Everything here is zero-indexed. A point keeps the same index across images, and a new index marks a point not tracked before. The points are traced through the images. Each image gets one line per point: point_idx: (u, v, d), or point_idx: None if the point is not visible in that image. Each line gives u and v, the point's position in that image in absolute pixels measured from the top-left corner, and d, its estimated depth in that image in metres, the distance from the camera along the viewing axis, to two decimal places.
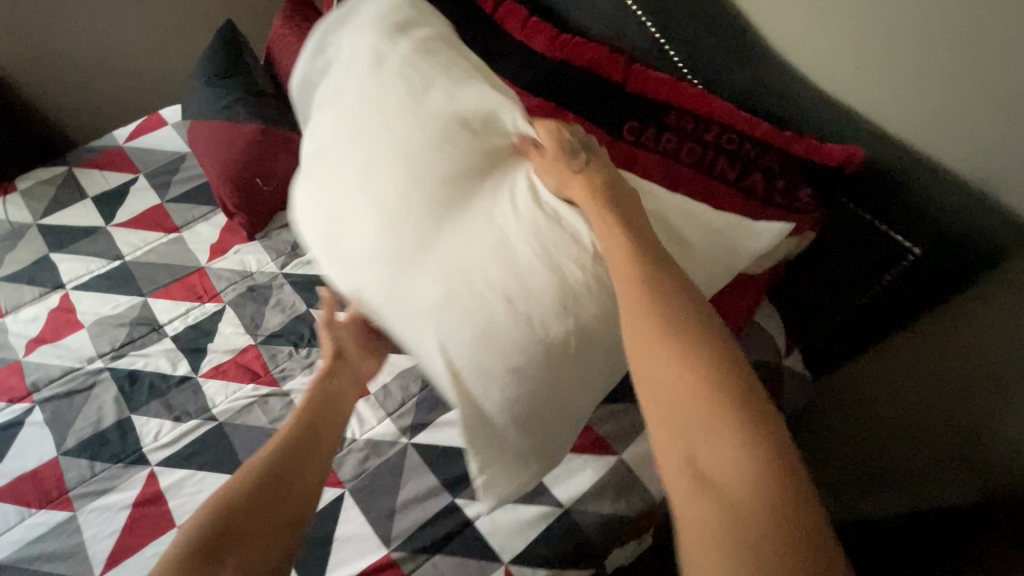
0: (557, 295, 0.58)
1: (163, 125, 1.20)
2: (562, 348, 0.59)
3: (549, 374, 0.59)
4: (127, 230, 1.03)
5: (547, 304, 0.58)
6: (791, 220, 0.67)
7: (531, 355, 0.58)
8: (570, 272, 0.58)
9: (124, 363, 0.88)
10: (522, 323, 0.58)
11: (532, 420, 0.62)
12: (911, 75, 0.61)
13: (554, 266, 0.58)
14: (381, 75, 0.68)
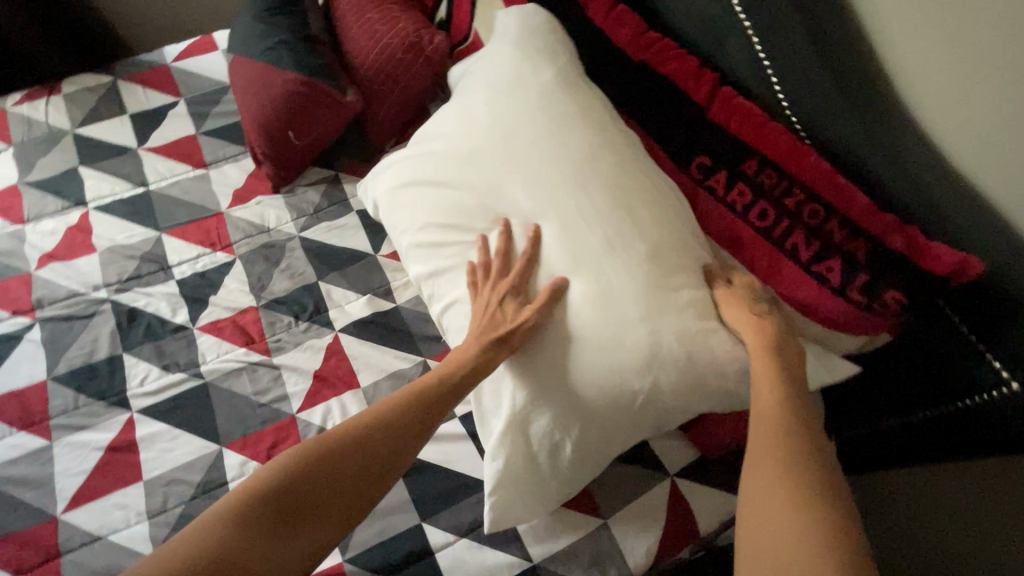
0: (611, 354, 0.57)
1: (213, 48, 1.14)
2: (605, 408, 0.58)
3: (589, 424, 0.59)
4: (157, 156, 1.00)
5: (596, 363, 0.57)
6: (861, 322, 0.56)
7: (579, 403, 0.58)
8: (622, 336, 0.56)
9: (127, 298, 0.86)
10: (578, 375, 0.58)
11: (574, 471, 0.61)
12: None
13: (619, 328, 0.57)
14: (501, 94, 0.68)
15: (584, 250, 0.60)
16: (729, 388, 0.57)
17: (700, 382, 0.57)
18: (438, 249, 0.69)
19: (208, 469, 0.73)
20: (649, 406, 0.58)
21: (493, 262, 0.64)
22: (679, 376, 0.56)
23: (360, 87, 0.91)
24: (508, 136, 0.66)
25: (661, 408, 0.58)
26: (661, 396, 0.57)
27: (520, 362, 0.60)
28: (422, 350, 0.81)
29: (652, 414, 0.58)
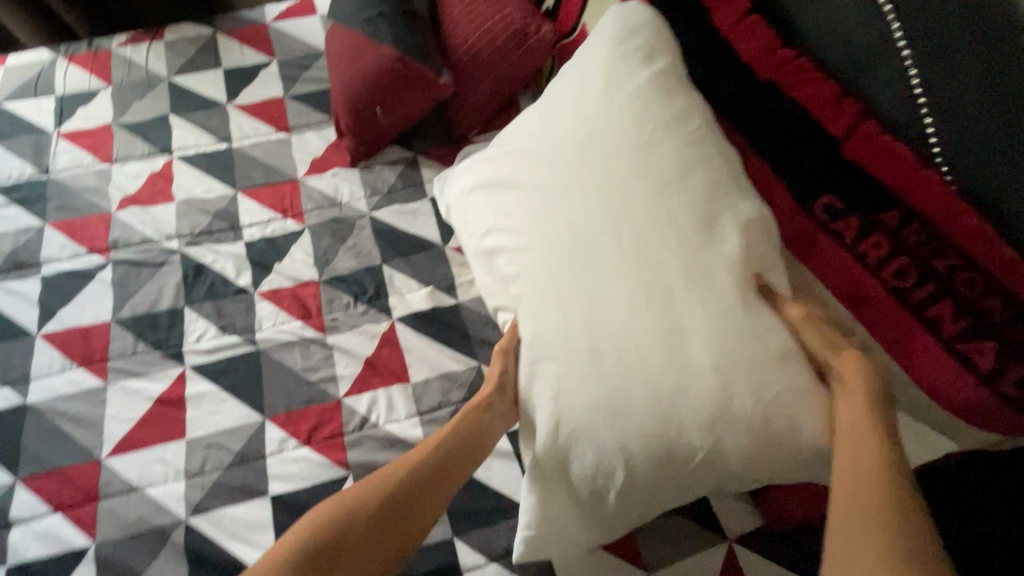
0: (685, 407, 0.48)
1: (312, 13, 1.13)
2: (666, 464, 0.49)
3: (642, 479, 0.50)
4: (243, 115, 0.99)
5: (666, 412, 0.48)
6: (1007, 421, 0.46)
7: (637, 451, 0.49)
8: (698, 387, 0.48)
9: (196, 253, 0.86)
10: (641, 422, 0.49)
11: (611, 518, 0.54)
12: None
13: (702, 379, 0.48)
14: (597, 94, 0.60)
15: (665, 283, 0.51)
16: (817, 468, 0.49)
17: (783, 452, 0.48)
18: (501, 249, 0.62)
19: (249, 440, 0.72)
20: (719, 471, 0.49)
21: (558, 272, 0.55)
22: (758, 444, 0.48)
23: (454, 71, 0.87)
24: (602, 139, 0.58)
25: (729, 474, 0.50)
26: (732, 462, 0.49)
27: (569, 395, 0.51)
28: (478, 354, 0.77)
29: (719, 477, 0.50)
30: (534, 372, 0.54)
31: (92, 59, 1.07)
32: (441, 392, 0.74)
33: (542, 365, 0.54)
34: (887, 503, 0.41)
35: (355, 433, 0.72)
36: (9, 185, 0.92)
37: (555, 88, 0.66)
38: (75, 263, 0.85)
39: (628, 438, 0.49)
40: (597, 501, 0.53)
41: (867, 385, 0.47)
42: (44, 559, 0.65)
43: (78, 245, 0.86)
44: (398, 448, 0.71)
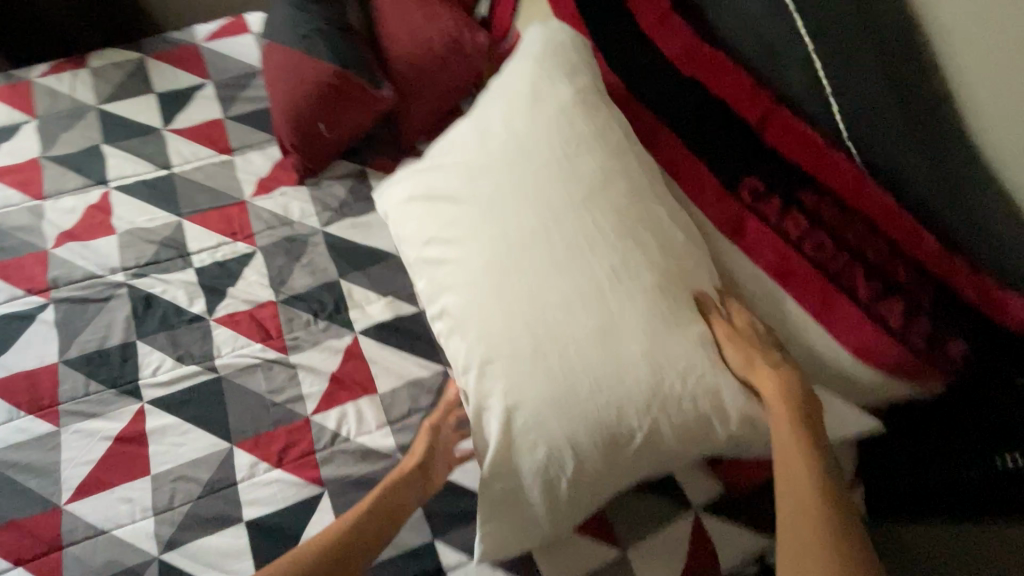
0: (632, 392, 0.51)
1: (245, 31, 1.11)
2: (617, 448, 0.52)
3: (596, 463, 0.53)
4: (181, 139, 0.97)
5: (615, 398, 0.51)
6: (913, 372, 0.53)
7: (590, 437, 0.52)
8: (639, 372, 0.51)
9: (144, 284, 0.84)
10: (590, 410, 0.51)
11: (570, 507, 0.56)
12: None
13: (644, 365, 0.51)
14: (532, 101, 0.63)
15: (603, 276, 0.54)
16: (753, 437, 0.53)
17: (722, 425, 0.52)
18: (444, 254, 0.62)
19: (217, 468, 0.71)
20: (666, 448, 0.52)
21: (500, 274, 0.57)
22: (697, 418, 0.51)
23: (395, 82, 0.88)
24: (538, 145, 0.60)
25: (675, 452, 0.53)
26: (676, 438, 0.52)
27: (521, 390, 0.54)
28: (443, 358, 0.78)
29: (667, 454, 0.53)
30: (485, 371, 0.56)
31: (11, 91, 1.02)
32: (409, 399, 0.75)
33: (493, 364, 0.55)
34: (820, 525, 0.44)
35: (327, 449, 0.73)
36: None
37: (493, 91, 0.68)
38: (13, 306, 0.81)
39: (577, 425, 0.52)
40: (552, 491, 0.55)
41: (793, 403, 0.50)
42: None
43: (14, 287, 0.83)
44: (371, 459, 0.72)
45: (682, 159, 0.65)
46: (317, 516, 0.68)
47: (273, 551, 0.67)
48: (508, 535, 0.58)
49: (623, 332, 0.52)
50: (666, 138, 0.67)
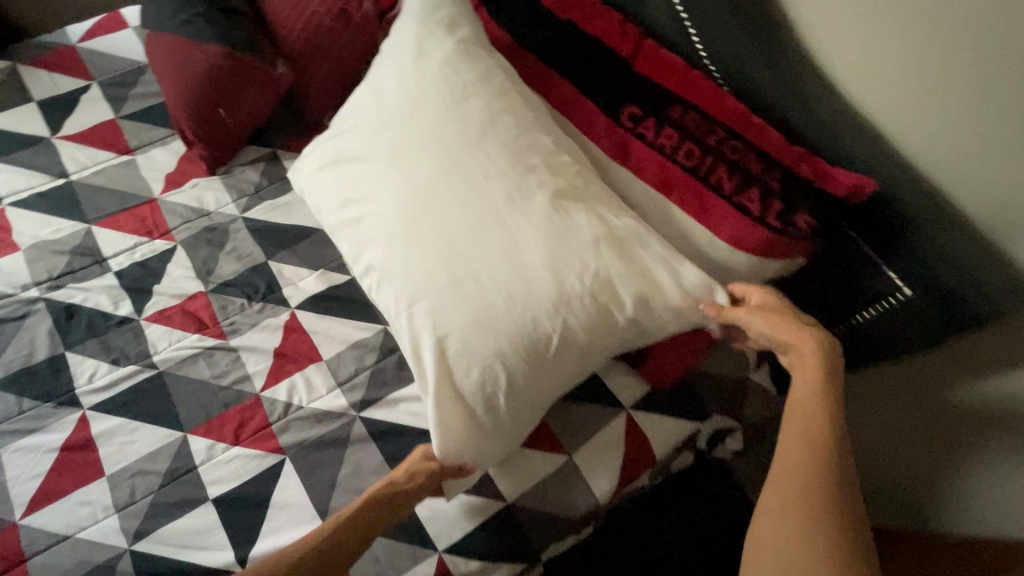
0: (544, 302, 0.57)
1: (123, 26, 1.07)
2: (539, 355, 0.58)
3: (523, 371, 0.59)
4: (74, 145, 0.94)
5: (530, 310, 0.57)
6: (779, 249, 0.61)
7: (515, 350, 0.58)
8: (546, 283, 0.57)
9: (62, 296, 0.82)
10: (510, 325, 0.58)
11: (509, 420, 0.62)
12: (963, 111, 0.55)
13: (550, 277, 0.58)
14: (420, 56, 0.67)
15: (505, 205, 0.60)
16: (656, 328, 0.61)
17: (624, 318, 0.59)
18: (361, 214, 0.66)
19: (175, 457, 0.73)
20: (582, 347, 0.59)
21: (416, 219, 0.62)
22: (602, 315, 0.58)
23: (290, 60, 0.88)
24: (431, 96, 0.65)
25: (589, 350, 0.60)
26: (586, 337, 0.59)
27: (447, 319, 0.59)
28: (381, 318, 0.82)
29: (584, 354, 0.60)
30: (414, 310, 0.61)
31: None
32: (355, 360, 0.79)
33: (420, 302, 0.60)
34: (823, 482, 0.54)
35: (282, 420, 0.75)
36: None
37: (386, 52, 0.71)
38: None
39: (500, 340, 0.58)
40: (489, 406, 0.60)
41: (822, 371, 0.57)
42: None
43: None
44: (327, 420, 0.75)
45: (568, 96, 0.71)
46: (282, 481, 0.72)
47: (244, 521, 0.69)
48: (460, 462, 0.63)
49: (530, 250, 0.58)
50: (552, 78, 0.72)
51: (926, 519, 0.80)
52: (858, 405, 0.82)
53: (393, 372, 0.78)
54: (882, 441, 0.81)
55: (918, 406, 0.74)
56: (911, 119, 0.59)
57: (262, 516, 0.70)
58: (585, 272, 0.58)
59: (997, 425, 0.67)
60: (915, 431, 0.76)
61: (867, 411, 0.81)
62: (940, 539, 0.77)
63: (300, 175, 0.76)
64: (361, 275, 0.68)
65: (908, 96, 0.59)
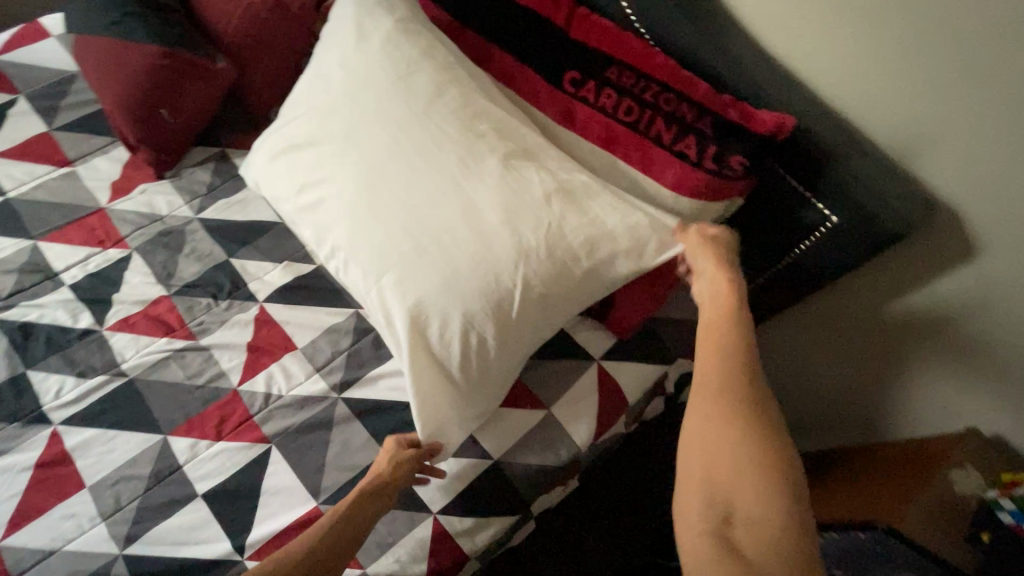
0: (507, 259, 0.61)
1: (44, 37, 1.03)
2: (509, 311, 0.61)
3: (495, 328, 0.62)
4: (7, 162, 0.90)
5: (495, 268, 0.61)
6: (718, 189, 0.66)
7: (484, 308, 0.61)
8: (508, 241, 0.61)
9: (15, 315, 0.79)
10: (477, 285, 0.60)
11: (485, 379, 0.65)
12: (869, 45, 0.61)
13: (511, 235, 0.61)
14: (361, 37, 0.69)
15: (460, 171, 0.63)
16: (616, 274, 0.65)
17: (583, 267, 0.63)
18: (320, 197, 0.67)
19: (157, 459, 0.73)
20: (547, 299, 0.63)
21: (375, 195, 0.64)
22: (563, 265, 0.62)
23: (231, 55, 0.88)
24: (378, 75, 0.67)
25: (554, 302, 0.64)
26: (550, 288, 0.62)
27: (416, 285, 0.61)
28: (352, 303, 0.84)
29: (550, 306, 0.64)
30: (382, 283, 0.63)
31: None
32: (330, 344, 0.80)
33: (388, 273, 0.62)
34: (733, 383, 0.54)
35: (263, 410, 0.76)
36: None
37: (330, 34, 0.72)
38: None
39: (469, 300, 0.60)
40: (465, 365, 0.63)
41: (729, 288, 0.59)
42: None
43: None
44: (309, 405, 0.76)
45: (512, 69, 0.74)
46: (271, 468, 0.73)
47: (237, 512, 0.70)
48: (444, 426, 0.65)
49: (488, 211, 0.61)
50: (494, 54, 0.76)
51: (879, 432, 0.87)
52: (805, 335, 0.89)
53: (370, 352, 0.80)
54: (831, 366, 0.89)
55: (856, 327, 0.81)
56: (823, 59, 0.65)
57: (255, 504, 0.71)
58: (544, 227, 0.61)
59: (923, 331, 0.74)
60: (856, 352, 0.84)
61: (814, 338, 0.88)
62: (897, 445, 0.83)
63: (253, 168, 0.76)
64: (327, 258, 0.69)
65: (825, 45, 0.64)
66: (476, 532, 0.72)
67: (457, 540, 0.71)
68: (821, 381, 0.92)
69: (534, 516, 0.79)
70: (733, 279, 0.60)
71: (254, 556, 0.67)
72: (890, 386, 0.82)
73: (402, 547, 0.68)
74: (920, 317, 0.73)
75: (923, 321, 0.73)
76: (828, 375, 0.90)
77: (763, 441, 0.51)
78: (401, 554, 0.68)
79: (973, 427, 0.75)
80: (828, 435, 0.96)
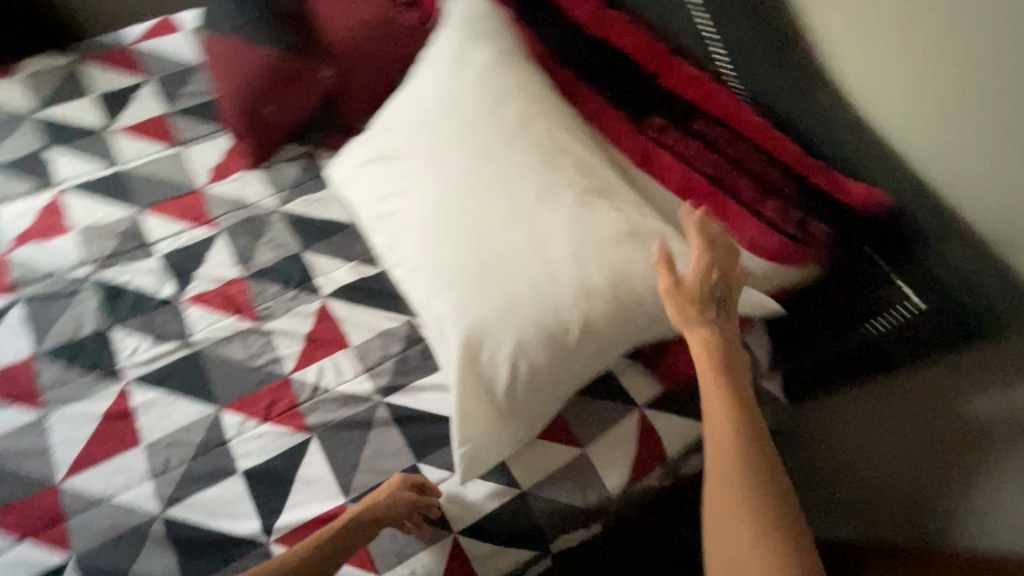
0: (569, 293, 0.61)
1: (178, 29, 1.14)
2: (564, 344, 0.62)
3: (548, 360, 0.62)
4: (128, 136, 1.00)
5: (555, 301, 0.61)
6: (792, 253, 0.66)
7: (539, 339, 0.61)
8: (572, 275, 0.61)
9: (110, 275, 0.87)
10: (535, 314, 0.61)
11: (526, 409, 0.65)
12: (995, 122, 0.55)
13: (577, 270, 0.61)
14: (460, 62, 0.72)
15: (536, 200, 0.64)
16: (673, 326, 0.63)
17: (644, 312, 0.63)
18: (398, 207, 0.71)
19: (207, 430, 0.77)
20: (602, 339, 0.63)
21: (450, 212, 0.66)
22: (624, 308, 0.62)
23: (333, 63, 0.93)
24: (471, 99, 0.70)
25: (608, 343, 0.63)
26: (607, 328, 0.62)
27: (476, 306, 0.63)
28: (408, 310, 0.86)
29: (603, 347, 0.64)
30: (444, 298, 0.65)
31: None
32: (382, 347, 0.83)
33: (451, 290, 0.64)
34: (738, 457, 0.55)
35: (309, 401, 0.79)
36: None
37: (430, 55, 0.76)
38: None
39: (525, 328, 0.61)
40: (512, 392, 0.63)
41: (716, 352, 0.59)
42: None
43: None
44: (352, 402, 0.79)
45: (597, 106, 0.75)
46: (307, 458, 0.75)
47: (270, 495, 0.73)
48: (482, 454, 0.65)
49: (557, 243, 0.62)
50: (581, 90, 0.77)
51: (932, 538, 0.79)
52: (868, 416, 0.84)
53: (417, 361, 0.82)
54: (891, 456, 0.82)
55: (927, 418, 0.76)
56: (932, 133, 0.61)
57: (287, 490, 0.73)
58: (610, 266, 0.61)
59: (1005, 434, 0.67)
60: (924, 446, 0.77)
61: (877, 421, 0.83)
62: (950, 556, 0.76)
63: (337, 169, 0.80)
64: (394, 265, 0.72)
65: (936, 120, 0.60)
66: (493, 558, 0.72)
67: (473, 562, 0.71)
68: (878, 470, 0.85)
69: (553, 554, 0.78)
70: (715, 339, 0.60)
71: (278, 541, 0.70)
72: (956, 490, 0.75)
73: (419, 560, 0.69)
74: (1001, 422, 0.67)
75: (1003, 425, 0.67)
76: (886, 464, 0.84)
77: (768, 524, 0.53)
78: (416, 567, 0.69)
79: (1002, 545, 0.69)
80: (874, 532, 0.89)
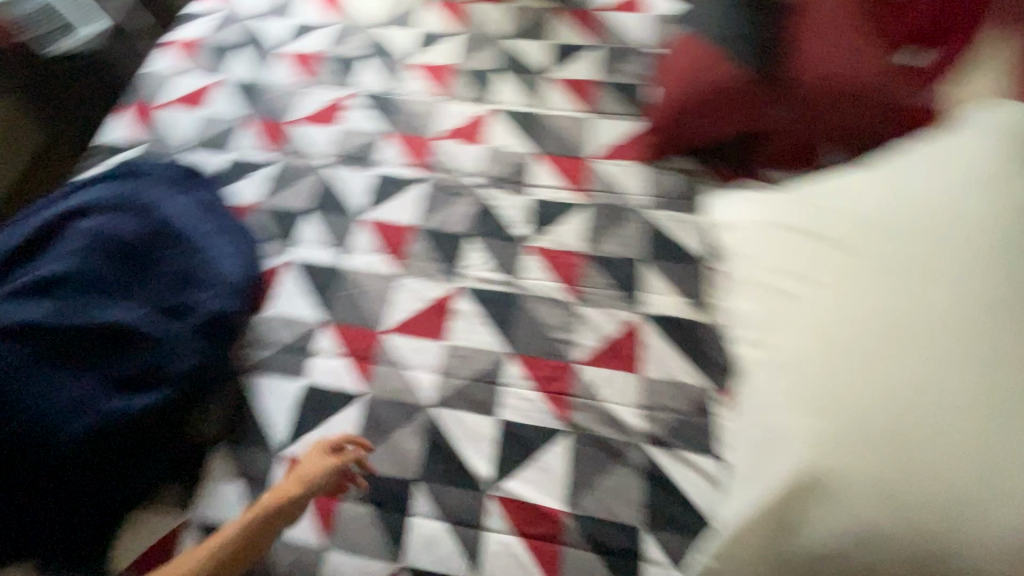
0: (971, 518, 0.51)
1: (644, 10, 1.19)
2: (920, 557, 0.53)
3: (885, 558, 0.54)
4: (561, 88, 1.11)
5: (945, 513, 0.52)
6: None
7: (895, 535, 0.53)
8: (988, 503, 0.51)
9: (490, 194, 0.99)
10: (910, 510, 0.53)
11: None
12: None
13: (997, 502, 0.51)
14: (968, 197, 0.63)
15: (990, 395, 0.53)
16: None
17: None
18: (799, 298, 0.67)
19: (491, 365, 0.83)
20: None
21: (867, 344, 0.59)
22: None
23: (791, 107, 0.86)
24: (962, 242, 0.61)
25: None
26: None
27: (843, 453, 0.56)
28: (712, 378, 0.79)
29: None
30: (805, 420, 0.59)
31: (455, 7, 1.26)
32: (669, 397, 0.79)
33: (820, 418, 0.58)
34: None
35: (581, 398, 0.80)
36: (373, 94, 1.14)
37: (921, 167, 0.69)
38: (402, 172, 1.04)
39: (887, 514, 0.53)
40: (816, 557, 0.56)
41: None
42: (331, 389, 0.83)
43: (407, 157, 1.05)
44: (614, 427, 0.77)
45: None
46: (553, 447, 0.77)
47: (510, 456, 0.77)
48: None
49: (991, 458, 0.52)
50: None
51: None
52: None
53: (696, 434, 0.76)
54: None
55: None
56: None
57: (524, 462, 0.76)
58: None
59: None
60: None
61: None
62: None
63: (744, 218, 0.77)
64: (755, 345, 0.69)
65: None
66: None
67: None
68: None
69: None
70: None
71: (496, 498, 0.74)
72: None
73: None
74: None
75: None
76: None
77: None
78: None
79: None
80: None
